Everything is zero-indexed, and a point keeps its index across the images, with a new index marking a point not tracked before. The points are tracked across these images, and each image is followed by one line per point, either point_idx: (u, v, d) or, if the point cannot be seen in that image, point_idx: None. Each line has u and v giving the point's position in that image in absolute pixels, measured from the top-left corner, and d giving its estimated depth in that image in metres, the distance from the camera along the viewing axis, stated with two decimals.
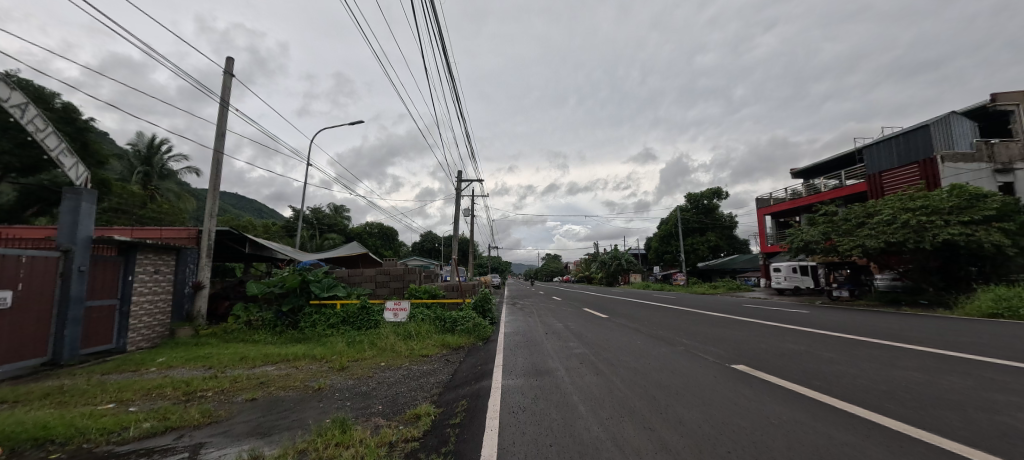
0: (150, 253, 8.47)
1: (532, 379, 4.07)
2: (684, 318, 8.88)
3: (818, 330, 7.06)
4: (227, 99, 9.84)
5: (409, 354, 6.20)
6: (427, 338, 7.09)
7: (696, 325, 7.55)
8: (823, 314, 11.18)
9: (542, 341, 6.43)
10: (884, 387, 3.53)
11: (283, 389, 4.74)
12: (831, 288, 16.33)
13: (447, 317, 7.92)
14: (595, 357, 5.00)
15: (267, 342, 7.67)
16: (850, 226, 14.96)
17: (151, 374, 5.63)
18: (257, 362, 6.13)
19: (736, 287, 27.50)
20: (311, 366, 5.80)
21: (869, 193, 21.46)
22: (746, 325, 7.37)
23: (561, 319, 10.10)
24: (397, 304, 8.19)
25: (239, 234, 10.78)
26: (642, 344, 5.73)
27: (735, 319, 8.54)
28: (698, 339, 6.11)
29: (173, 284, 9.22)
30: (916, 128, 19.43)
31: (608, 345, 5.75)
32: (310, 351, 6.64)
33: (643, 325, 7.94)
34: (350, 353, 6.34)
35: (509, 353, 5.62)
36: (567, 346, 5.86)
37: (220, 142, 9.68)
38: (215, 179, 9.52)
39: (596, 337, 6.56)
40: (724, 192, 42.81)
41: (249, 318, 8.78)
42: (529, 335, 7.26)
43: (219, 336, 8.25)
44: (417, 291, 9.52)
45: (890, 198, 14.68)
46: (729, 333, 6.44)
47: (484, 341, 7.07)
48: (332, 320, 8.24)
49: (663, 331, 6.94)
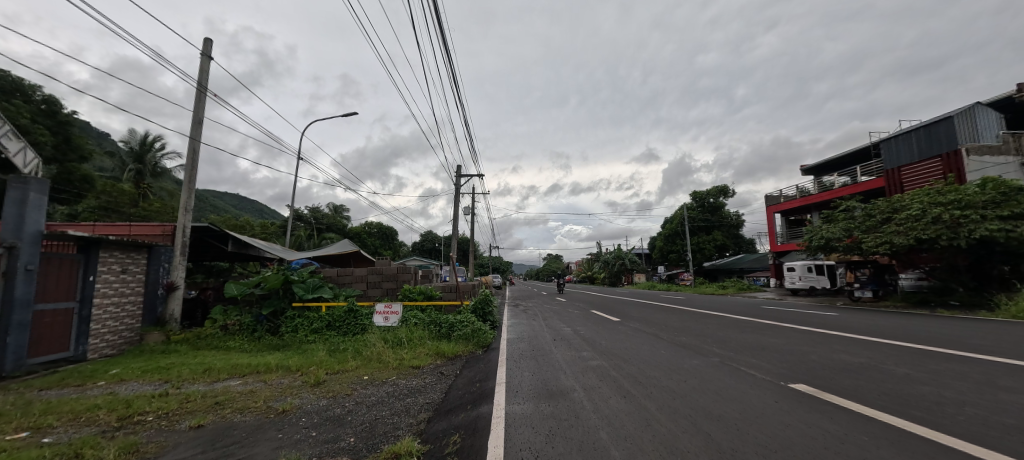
0: (116, 250, 7.70)
1: (544, 404, 3.24)
2: (706, 322, 8.01)
3: (865, 336, 6.17)
4: (204, 84, 9.07)
5: (398, 365, 5.39)
6: (419, 345, 6.24)
7: (725, 331, 6.69)
8: (852, 316, 10.30)
9: (550, 350, 5.59)
10: (1009, 419, 2.68)
11: (240, 413, 3.91)
12: (852, 288, 15.38)
13: (443, 322, 7.08)
14: (616, 372, 4.17)
15: (242, 350, 6.86)
16: (874, 223, 14.03)
17: (94, 390, 4.81)
18: (222, 375, 5.31)
19: (745, 288, 26.57)
20: (283, 381, 4.97)
21: (887, 188, 20.52)
22: (780, 331, 6.49)
23: (568, 322, 9.23)
24: (388, 307, 7.47)
25: (220, 230, 9.96)
26: (669, 355, 4.90)
27: (764, 323, 7.67)
28: (733, 347, 5.26)
29: (145, 284, 8.45)
30: (938, 120, 18.50)
31: (632, 356, 4.89)
32: (286, 360, 5.83)
33: (662, 331, 7.07)
34: (330, 364, 5.50)
35: (515, 365, 4.80)
36: (580, 357, 5.02)
37: (196, 130, 8.89)
38: (190, 170, 8.73)
39: (612, 345, 5.72)
40: (731, 190, 41.95)
41: (226, 322, 8.01)
42: (535, 341, 6.41)
43: (191, 342, 7.47)
44: (411, 292, 8.66)
45: (915, 193, 13.81)
46: (767, 342, 5.56)
47: (484, 349, 6.22)
48: (316, 324, 7.40)
49: (690, 339, 6.07)
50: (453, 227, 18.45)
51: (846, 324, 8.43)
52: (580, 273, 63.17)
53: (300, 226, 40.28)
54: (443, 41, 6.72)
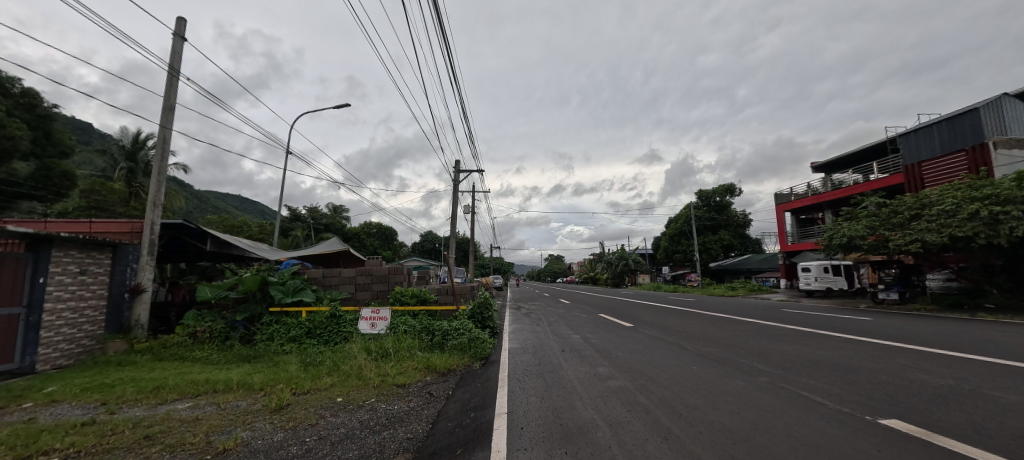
0: (74, 249, 6.91)
1: (560, 451, 2.39)
2: (734, 329, 7.11)
3: (926, 348, 5.32)
4: (178, 68, 8.33)
5: (379, 384, 4.54)
6: (407, 357, 5.41)
7: (760, 341, 5.82)
8: (887, 321, 9.38)
9: (560, 365, 4.72)
10: None
11: (169, 452, 3.06)
12: (875, 289, 14.34)
13: (437, 330, 6.24)
14: (647, 399, 3.31)
15: (208, 362, 6.05)
16: (902, 219, 13.06)
17: (9, 417, 3.98)
18: (172, 394, 4.50)
19: (755, 289, 25.64)
20: (241, 403, 4.14)
21: (906, 185, 19.60)
22: (825, 341, 5.63)
23: (576, 329, 8.37)
24: (376, 312, 6.64)
25: (197, 227, 9.13)
26: (707, 373, 4.03)
27: (797, 330, 6.81)
28: (779, 364, 4.39)
29: (108, 287, 7.64)
30: (962, 112, 17.57)
31: (660, 375, 4.03)
32: (252, 376, 5.02)
33: (685, 340, 6.19)
34: (300, 381, 4.69)
35: (520, 385, 3.97)
36: (597, 374, 4.18)
37: (168, 118, 8.14)
38: (159, 162, 7.96)
39: (633, 358, 4.87)
40: (737, 189, 41.04)
41: (197, 329, 7.22)
42: (540, 353, 5.56)
43: (156, 351, 6.68)
44: (403, 296, 7.82)
45: (943, 188, 12.96)
46: (817, 356, 4.70)
47: (482, 362, 5.37)
48: (294, 332, 6.56)
49: (722, 350, 5.21)
50: (451, 226, 17.64)
51: (886, 331, 7.56)
52: (580, 273, 62.49)
53: (298, 226, 39.69)
54: (436, 9, 5.94)
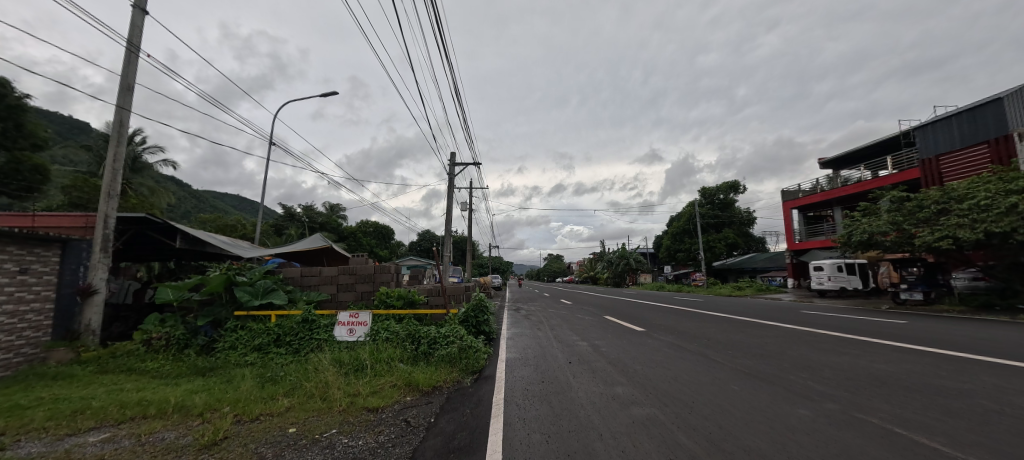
0: (14, 245, 5.99)
1: None
2: (763, 335, 6.25)
3: (1002, 360, 4.49)
4: (138, 43, 7.49)
5: (346, 408, 3.68)
6: (386, 371, 4.56)
7: (802, 351, 4.97)
8: (923, 324, 8.55)
9: (570, 382, 3.87)
10: None
11: None
12: (897, 288, 13.42)
13: (423, 337, 5.41)
14: (691, 440, 2.45)
15: (157, 375, 5.20)
16: (929, 214, 12.18)
17: None
18: (89, 422, 3.62)
19: (763, 289, 24.80)
20: (168, 436, 3.28)
21: (922, 179, 18.79)
22: (878, 351, 4.80)
23: (581, 333, 7.54)
24: (354, 316, 5.85)
25: (162, 222, 8.26)
26: (758, 399, 3.16)
27: (836, 336, 5.98)
28: (843, 383, 3.55)
29: (55, 288, 6.73)
30: (985, 102, 16.76)
31: (696, 400, 3.20)
32: (196, 396, 4.16)
33: (711, 349, 5.35)
34: (251, 403, 3.82)
35: (519, 414, 3.10)
36: (618, 398, 3.31)
37: (126, 97, 7.30)
38: (114, 147, 7.10)
39: (654, 374, 4.03)
40: (741, 186, 40.19)
41: (153, 337, 6.35)
42: (543, 366, 4.70)
43: (102, 363, 5.82)
44: (388, 297, 6.99)
45: (971, 181, 12.15)
46: (882, 372, 3.87)
47: (475, 379, 4.51)
48: (261, 340, 5.70)
49: (759, 364, 4.37)
50: (446, 223, 16.84)
51: (932, 336, 6.73)
52: (580, 273, 61.67)
53: (293, 225, 38.81)
54: None
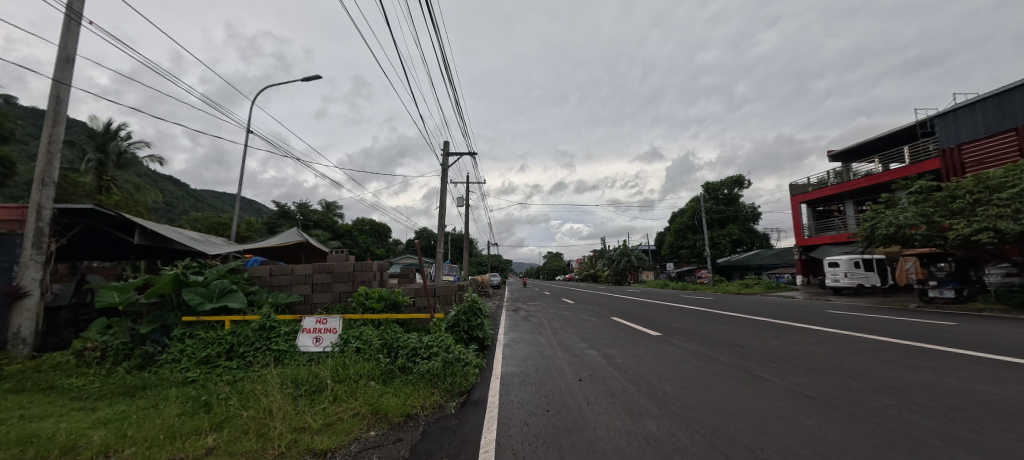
0: None
1: None
2: (807, 342, 5.29)
3: None
4: (77, 7, 6.51)
5: (283, 451, 2.71)
6: (350, 393, 3.62)
7: (868, 364, 4.00)
8: (971, 326, 7.58)
9: (586, 413, 2.91)
10: None
11: None
12: (925, 285, 12.51)
13: (403, 347, 4.49)
14: None
15: (77, 395, 4.26)
16: (963, 205, 11.19)
17: None
18: None
19: (772, 287, 23.89)
20: None
21: (943, 170, 17.80)
22: (961, 365, 3.89)
23: (588, 339, 6.64)
24: (322, 321, 4.94)
25: (115, 214, 7.25)
26: (856, 446, 2.23)
27: (893, 343, 5.03)
28: (954, 417, 2.62)
29: None
30: (1014, 87, 15.71)
31: (770, 448, 2.25)
32: (99, 429, 3.21)
33: (750, 361, 4.38)
34: (162, 442, 2.88)
35: None
36: (657, 443, 2.34)
37: (65, 70, 6.35)
38: (49, 127, 6.17)
39: (695, 401, 3.07)
40: (746, 181, 39.11)
41: (89, 346, 5.42)
42: (548, 385, 3.75)
43: (23, 377, 4.90)
44: (368, 298, 6.06)
45: (1009, 168, 11.13)
46: (993, 398, 2.97)
47: (461, 404, 3.54)
48: (211, 351, 4.77)
49: (820, 382, 3.46)
50: (440, 218, 15.85)
51: (1001, 341, 5.75)
52: (580, 269, 60.64)
53: (286, 223, 37.83)
54: None
